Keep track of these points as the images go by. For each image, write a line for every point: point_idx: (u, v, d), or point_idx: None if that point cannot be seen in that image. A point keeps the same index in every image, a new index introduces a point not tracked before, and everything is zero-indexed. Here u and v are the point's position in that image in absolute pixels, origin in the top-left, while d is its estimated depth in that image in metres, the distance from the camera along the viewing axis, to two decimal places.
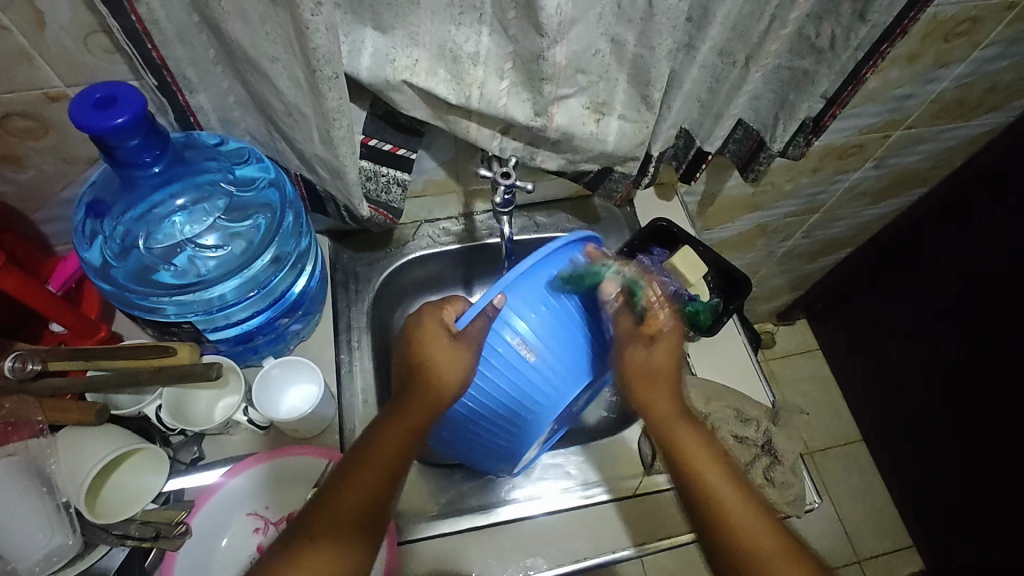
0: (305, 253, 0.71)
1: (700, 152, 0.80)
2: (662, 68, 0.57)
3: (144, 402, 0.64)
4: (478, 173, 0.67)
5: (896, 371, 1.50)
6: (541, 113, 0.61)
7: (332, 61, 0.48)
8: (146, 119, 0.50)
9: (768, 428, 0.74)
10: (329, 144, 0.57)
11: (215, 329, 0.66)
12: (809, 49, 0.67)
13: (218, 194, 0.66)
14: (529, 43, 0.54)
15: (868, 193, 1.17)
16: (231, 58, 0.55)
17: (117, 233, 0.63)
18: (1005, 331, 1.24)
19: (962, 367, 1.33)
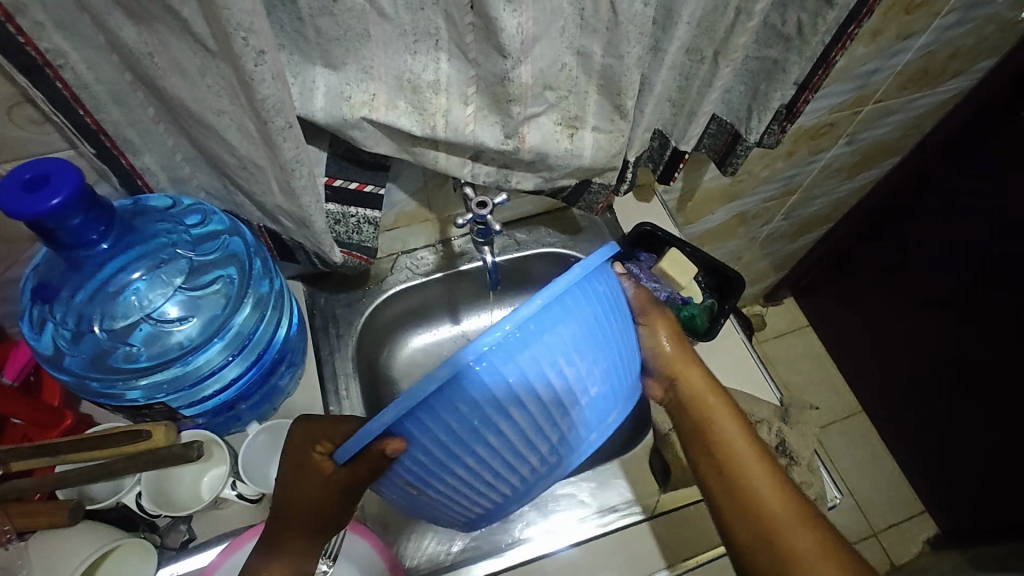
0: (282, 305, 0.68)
1: (676, 151, 0.77)
2: (633, 76, 0.55)
3: (122, 491, 0.59)
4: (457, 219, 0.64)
5: (887, 340, 1.51)
6: (512, 135, 0.57)
7: (284, 109, 0.44)
8: (87, 193, 0.45)
9: (780, 427, 0.73)
10: (291, 196, 0.53)
11: (193, 403, 0.62)
12: (777, 37, 0.65)
13: (176, 259, 0.62)
14: (492, 65, 0.51)
15: (844, 169, 1.16)
16: (174, 115, 0.51)
17: (66, 318, 0.57)
18: (990, 290, 1.24)
19: (951, 329, 1.34)
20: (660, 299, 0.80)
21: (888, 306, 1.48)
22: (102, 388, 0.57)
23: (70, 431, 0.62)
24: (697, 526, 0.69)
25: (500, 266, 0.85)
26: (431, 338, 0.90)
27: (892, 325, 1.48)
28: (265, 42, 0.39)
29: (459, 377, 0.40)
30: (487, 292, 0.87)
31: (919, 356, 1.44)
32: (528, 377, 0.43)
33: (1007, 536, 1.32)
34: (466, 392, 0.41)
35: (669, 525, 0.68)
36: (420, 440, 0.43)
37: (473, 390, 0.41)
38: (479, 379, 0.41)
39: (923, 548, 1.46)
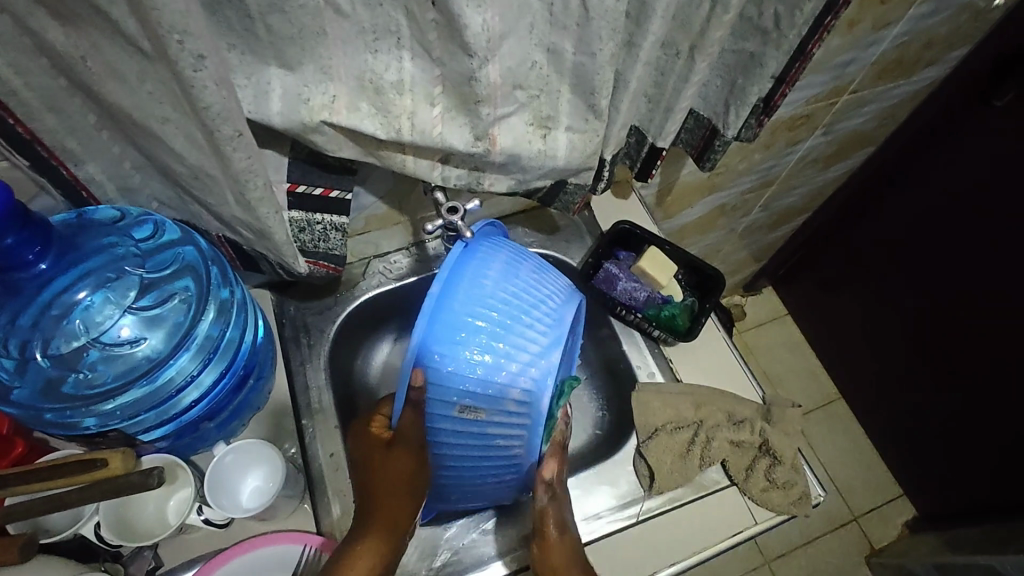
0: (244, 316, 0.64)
1: (653, 147, 0.75)
2: (607, 73, 0.52)
3: (80, 521, 0.55)
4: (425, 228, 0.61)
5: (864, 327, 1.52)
6: (482, 137, 0.55)
7: (232, 117, 0.41)
8: (20, 210, 0.42)
9: (763, 427, 0.72)
10: (248, 207, 0.50)
11: (154, 427, 0.58)
12: (753, 29, 0.64)
13: (128, 278, 0.59)
14: (458, 65, 0.48)
15: (820, 159, 1.15)
16: (117, 123, 0.47)
17: (6, 347, 0.54)
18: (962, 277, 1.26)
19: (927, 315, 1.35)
20: (641, 299, 0.78)
21: (865, 293, 1.49)
22: (53, 418, 0.54)
23: (22, 458, 0.59)
24: (681, 531, 0.68)
25: None
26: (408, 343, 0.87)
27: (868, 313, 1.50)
28: (205, 46, 0.36)
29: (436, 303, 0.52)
30: None
31: (896, 343, 1.46)
32: (488, 300, 0.54)
33: (984, 519, 1.34)
34: (455, 312, 0.52)
35: (654, 530, 0.67)
36: (443, 373, 0.52)
37: (458, 312, 0.53)
38: (445, 301, 0.52)
39: (900, 531, 1.49)
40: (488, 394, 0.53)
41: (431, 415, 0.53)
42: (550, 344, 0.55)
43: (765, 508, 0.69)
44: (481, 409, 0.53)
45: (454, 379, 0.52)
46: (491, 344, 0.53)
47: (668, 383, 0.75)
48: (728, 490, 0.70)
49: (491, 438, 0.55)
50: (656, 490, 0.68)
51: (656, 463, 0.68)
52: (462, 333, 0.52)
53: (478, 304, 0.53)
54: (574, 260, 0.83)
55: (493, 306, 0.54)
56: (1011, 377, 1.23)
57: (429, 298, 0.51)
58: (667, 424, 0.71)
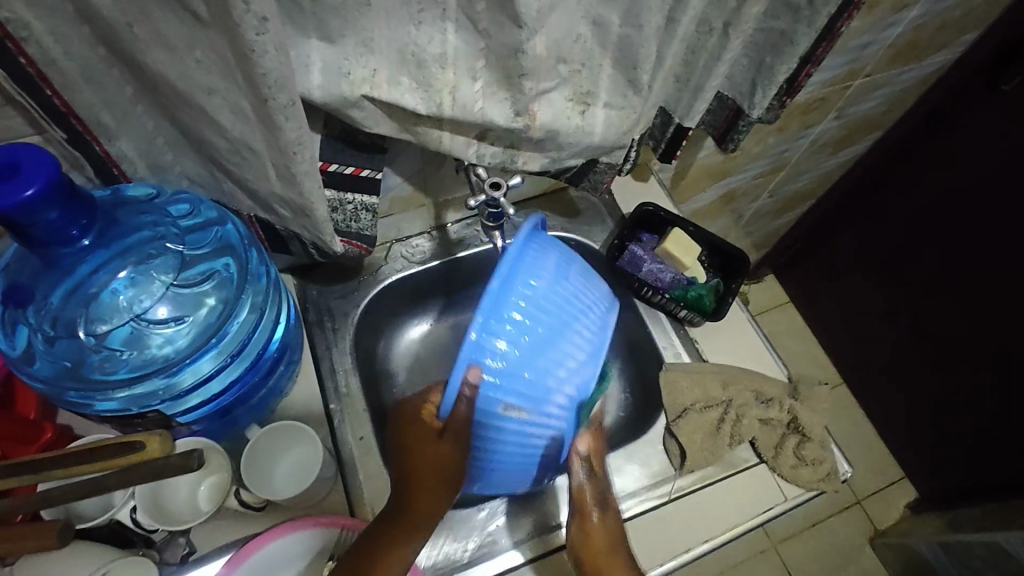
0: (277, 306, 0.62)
1: (679, 127, 0.75)
2: (651, 47, 0.52)
3: (115, 507, 0.55)
4: (466, 202, 0.60)
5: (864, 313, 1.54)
6: (522, 112, 0.54)
7: (287, 86, 0.40)
8: (64, 182, 0.41)
9: (790, 405, 0.73)
10: (290, 181, 0.49)
11: (188, 411, 0.57)
12: (785, 7, 0.64)
13: (166, 256, 0.57)
14: (505, 36, 0.47)
15: (831, 144, 1.16)
16: (156, 96, 0.46)
17: (42, 323, 0.52)
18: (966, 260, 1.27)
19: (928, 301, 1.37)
20: (666, 280, 0.79)
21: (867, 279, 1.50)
22: (80, 399, 0.52)
23: (52, 444, 0.58)
24: (713, 508, 0.68)
25: None
26: (429, 328, 0.86)
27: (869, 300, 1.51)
28: (268, 9, 0.35)
29: (496, 295, 0.46)
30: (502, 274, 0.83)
31: (899, 328, 1.48)
32: (543, 296, 0.49)
33: (987, 498, 1.37)
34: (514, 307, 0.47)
35: (686, 508, 0.68)
36: (497, 375, 0.47)
37: (517, 306, 0.47)
38: (503, 294, 0.47)
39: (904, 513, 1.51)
40: (536, 398, 0.49)
41: (478, 417, 0.48)
42: (592, 346, 0.53)
43: (795, 484, 0.69)
44: (525, 413, 0.49)
45: (509, 380, 0.47)
46: (549, 347, 0.49)
47: (695, 363, 0.75)
48: (758, 469, 0.71)
49: (527, 443, 0.51)
50: (687, 469, 0.68)
51: (687, 442, 0.69)
52: (520, 331, 0.47)
53: (535, 299, 0.48)
54: (597, 242, 0.82)
55: (548, 303, 0.49)
56: (1014, 359, 1.25)
57: (488, 292, 0.46)
58: (696, 404, 0.71)
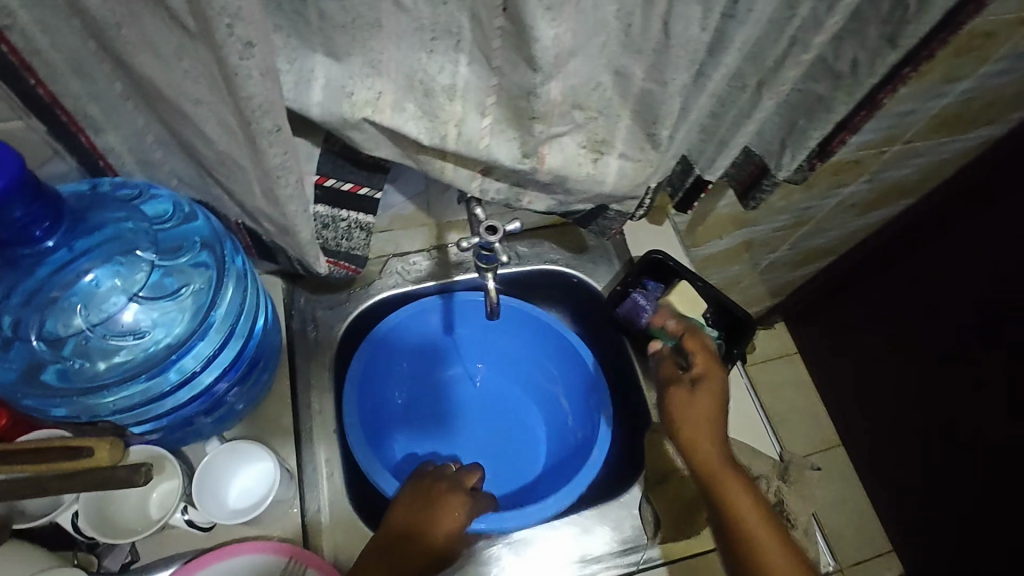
0: (248, 322, 0.59)
1: (699, 179, 0.72)
2: (675, 104, 0.49)
3: (56, 510, 0.52)
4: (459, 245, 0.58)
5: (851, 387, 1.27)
6: (531, 154, 0.51)
7: (272, 111, 0.37)
8: (30, 180, 0.38)
9: (779, 487, 0.69)
10: (274, 201, 0.46)
11: (147, 420, 0.55)
12: (826, 72, 0.60)
13: (136, 265, 0.55)
14: (518, 77, 0.44)
15: (861, 205, 1.11)
16: (145, 97, 0.44)
17: (1, 323, 0.51)
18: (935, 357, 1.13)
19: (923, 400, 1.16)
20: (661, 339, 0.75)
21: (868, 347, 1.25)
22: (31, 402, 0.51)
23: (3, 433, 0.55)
24: None
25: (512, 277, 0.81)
26: None
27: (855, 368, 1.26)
28: (255, 32, 0.32)
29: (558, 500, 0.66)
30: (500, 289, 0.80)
31: None
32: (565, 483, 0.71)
33: None
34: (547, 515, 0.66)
35: None
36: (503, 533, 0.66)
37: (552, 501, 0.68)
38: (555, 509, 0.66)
39: None
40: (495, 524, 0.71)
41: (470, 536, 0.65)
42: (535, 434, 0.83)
43: None
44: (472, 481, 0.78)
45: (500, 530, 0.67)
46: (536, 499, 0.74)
47: None
48: None
49: None
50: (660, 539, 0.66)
51: (664, 512, 0.66)
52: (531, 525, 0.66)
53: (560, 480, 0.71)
54: (600, 284, 0.80)
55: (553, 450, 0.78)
56: None
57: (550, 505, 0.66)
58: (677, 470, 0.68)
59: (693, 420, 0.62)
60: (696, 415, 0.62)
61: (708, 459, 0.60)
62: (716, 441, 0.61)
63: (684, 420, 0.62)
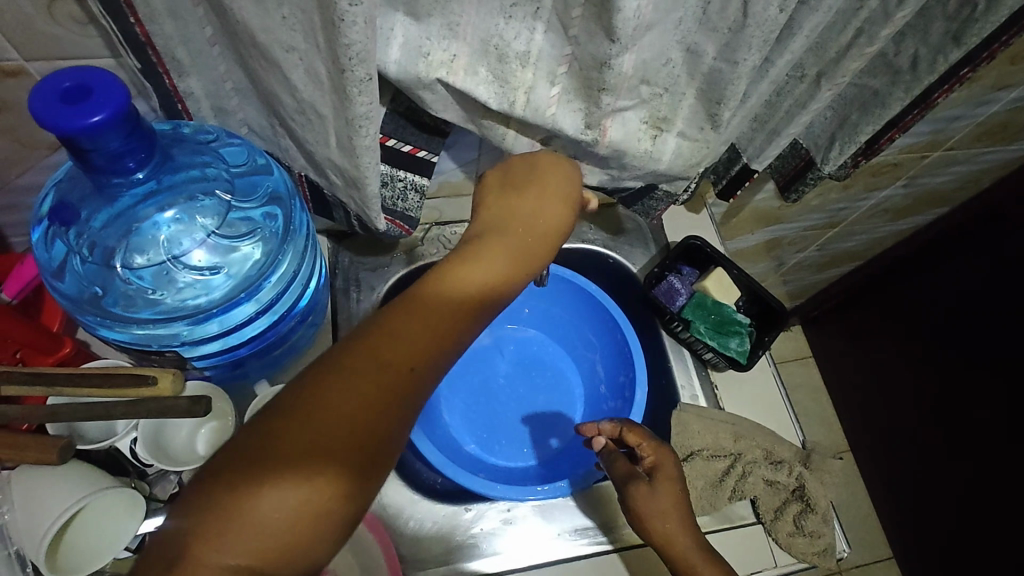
0: (295, 289, 0.63)
1: (745, 168, 0.73)
2: (741, 86, 0.49)
3: (116, 435, 0.56)
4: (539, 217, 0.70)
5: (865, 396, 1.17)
6: (593, 126, 0.53)
7: (367, 60, 0.39)
8: (132, 112, 0.40)
9: (801, 472, 0.71)
10: (349, 152, 0.48)
11: (204, 354, 0.59)
12: (884, 68, 0.61)
13: (212, 207, 0.55)
14: (594, 47, 0.46)
15: (891, 212, 1.07)
16: (234, 41, 0.45)
17: (82, 245, 0.52)
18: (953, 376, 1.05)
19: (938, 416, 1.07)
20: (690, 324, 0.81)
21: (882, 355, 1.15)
22: (102, 326, 0.54)
23: (67, 360, 0.59)
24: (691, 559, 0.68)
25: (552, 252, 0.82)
26: None
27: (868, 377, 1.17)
28: None
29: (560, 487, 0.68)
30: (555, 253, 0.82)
31: None
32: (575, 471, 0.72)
33: None
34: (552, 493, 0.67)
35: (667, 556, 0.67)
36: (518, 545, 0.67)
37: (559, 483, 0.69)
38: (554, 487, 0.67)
39: None
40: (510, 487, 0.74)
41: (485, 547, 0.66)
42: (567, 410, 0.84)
43: (789, 553, 0.68)
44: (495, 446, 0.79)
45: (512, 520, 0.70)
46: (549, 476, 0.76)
47: (711, 409, 0.73)
48: (754, 527, 0.69)
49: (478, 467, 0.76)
50: None
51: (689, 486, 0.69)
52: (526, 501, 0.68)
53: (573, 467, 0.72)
54: (635, 265, 0.81)
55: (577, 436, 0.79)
56: None
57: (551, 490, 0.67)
58: (704, 450, 0.70)
59: (662, 516, 0.59)
60: (662, 510, 0.59)
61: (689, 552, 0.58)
62: (686, 528, 0.59)
63: (653, 520, 0.59)
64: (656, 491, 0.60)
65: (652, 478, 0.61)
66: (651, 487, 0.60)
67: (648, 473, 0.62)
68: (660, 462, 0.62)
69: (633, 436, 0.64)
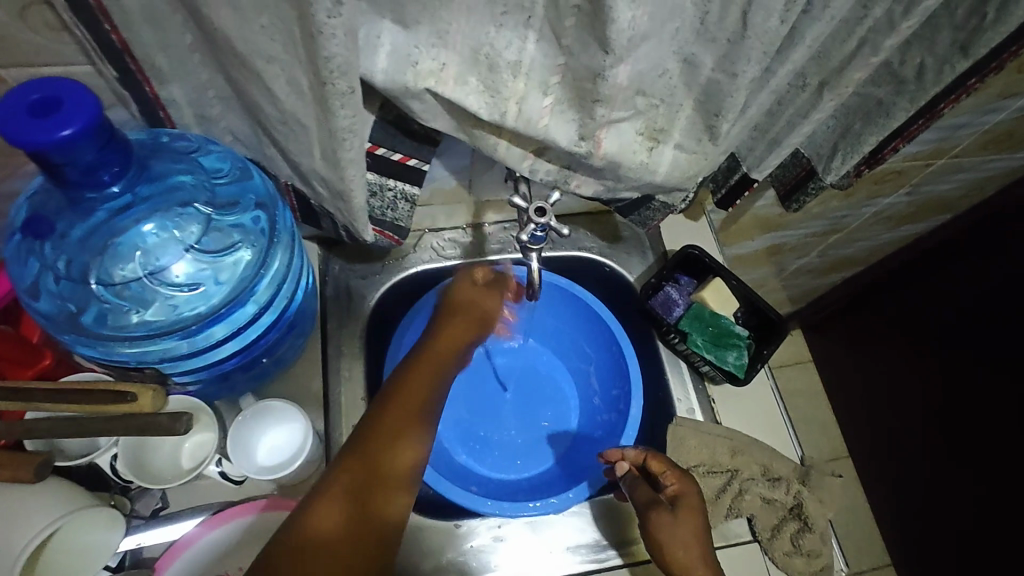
0: (284, 298, 0.61)
1: (744, 177, 0.71)
2: (740, 97, 0.48)
3: (95, 452, 0.54)
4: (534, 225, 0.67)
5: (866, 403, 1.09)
6: (587, 137, 0.51)
7: (349, 72, 0.37)
8: (104, 125, 0.39)
9: (799, 490, 0.70)
10: (334, 164, 0.46)
11: (185, 371, 0.57)
12: (889, 77, 0.59)
13: (192, 219, 0.54)
14: (588, 58, 0.44)
15: (893, 219, 1.04)
16: (214, 49, 0.43)
17: (56, 261, 0.51)
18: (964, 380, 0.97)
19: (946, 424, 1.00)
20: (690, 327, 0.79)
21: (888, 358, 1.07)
22: (79, 346, 0.52)
23: (48, 371, 0.57)
24: None
25: (549, 260, 0.81)
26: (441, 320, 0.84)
27: (875, 383, 1.08)
28: None
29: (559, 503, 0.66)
30: (553, 259, 0.81)
31: None
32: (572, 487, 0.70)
33: None
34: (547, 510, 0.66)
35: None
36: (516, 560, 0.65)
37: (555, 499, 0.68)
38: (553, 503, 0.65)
39: None
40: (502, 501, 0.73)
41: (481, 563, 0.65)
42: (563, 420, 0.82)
43: (784, 572, 0.67)
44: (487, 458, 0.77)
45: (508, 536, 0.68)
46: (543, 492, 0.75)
47: (708, 424, 0.72)
48: (751, 547, 0.67)
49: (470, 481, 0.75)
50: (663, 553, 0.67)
51: None
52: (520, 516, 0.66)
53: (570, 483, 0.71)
54: (631, 275, 0.79)
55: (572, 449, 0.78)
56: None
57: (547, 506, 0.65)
58: (700, 466, 0.69)
59: (683, 547, 0.56)
60: (684, 539, 0.57)
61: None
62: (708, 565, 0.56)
63: (676, 550, 0.56)
64: (680, 522, 0.58)
65: (676, 508, 0.59)
66: (677, 516, 0.58)
67: (673, 501, 0.60)
68: (684, 494, 0.60)
69: (657, 463, 0.62)
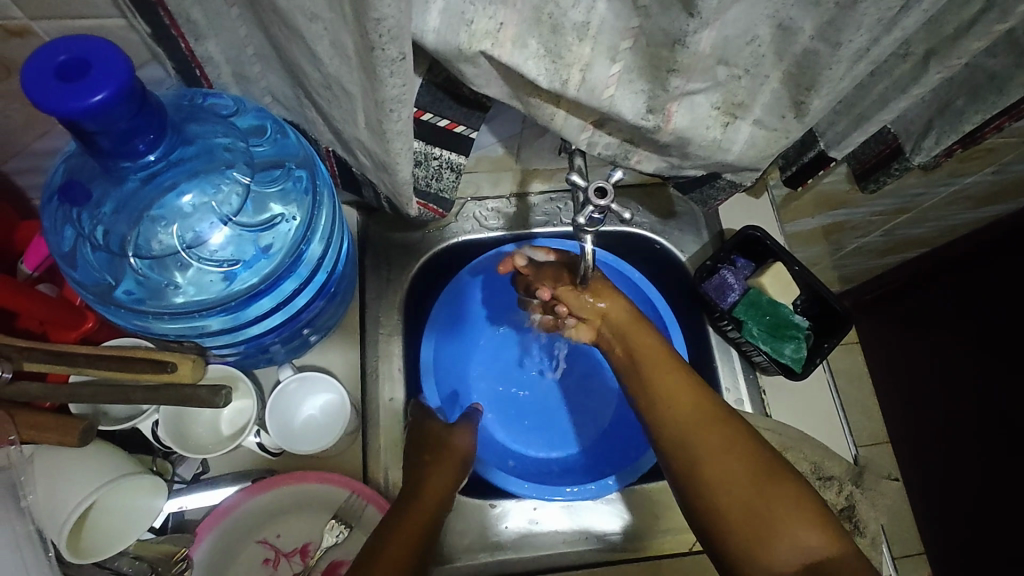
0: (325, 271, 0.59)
1: (821, 154, 0.64)
2: (839, 70, 0.43)
3: (138, 417, 0.55)
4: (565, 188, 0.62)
5: None
6: (657, 110, 0.46)
7: (400, 37, 0.33)
8: (138, 89, 0.36)
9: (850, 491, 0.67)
10: (379, 135, 0.43)
11: (224, 345, 0.56)
12: (1010, 46, 0.51)
13: (230, 189, 0.52)
14: (667, 21, 0.38)
15: (973, 199, 0.82)
16: (253, 4, 0.39)
17: (94, 231, 0.50)
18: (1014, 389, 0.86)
19: None
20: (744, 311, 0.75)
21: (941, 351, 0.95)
22: (123, 321, 0.52)
23: (91, 334, 0.57)
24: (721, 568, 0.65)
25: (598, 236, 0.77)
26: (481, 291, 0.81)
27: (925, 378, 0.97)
28: None
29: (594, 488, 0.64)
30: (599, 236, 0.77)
31: None
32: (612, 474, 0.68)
33: None
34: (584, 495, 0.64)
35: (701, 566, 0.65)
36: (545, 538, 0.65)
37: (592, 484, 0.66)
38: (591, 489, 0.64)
39: None
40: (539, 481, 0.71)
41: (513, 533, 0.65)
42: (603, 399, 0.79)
43: None
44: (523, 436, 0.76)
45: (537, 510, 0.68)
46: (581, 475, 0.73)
47: (756, 417, 0.69)
48: None
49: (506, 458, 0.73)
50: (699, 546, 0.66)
51: None
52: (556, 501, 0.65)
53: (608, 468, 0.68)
54: (684, 254, 0.75)
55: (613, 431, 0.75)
56: None
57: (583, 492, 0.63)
58: None
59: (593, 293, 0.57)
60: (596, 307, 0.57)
61: (675, 386, 0.54)
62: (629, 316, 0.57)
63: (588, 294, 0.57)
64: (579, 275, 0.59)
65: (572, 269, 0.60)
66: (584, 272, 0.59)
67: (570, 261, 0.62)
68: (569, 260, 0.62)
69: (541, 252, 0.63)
